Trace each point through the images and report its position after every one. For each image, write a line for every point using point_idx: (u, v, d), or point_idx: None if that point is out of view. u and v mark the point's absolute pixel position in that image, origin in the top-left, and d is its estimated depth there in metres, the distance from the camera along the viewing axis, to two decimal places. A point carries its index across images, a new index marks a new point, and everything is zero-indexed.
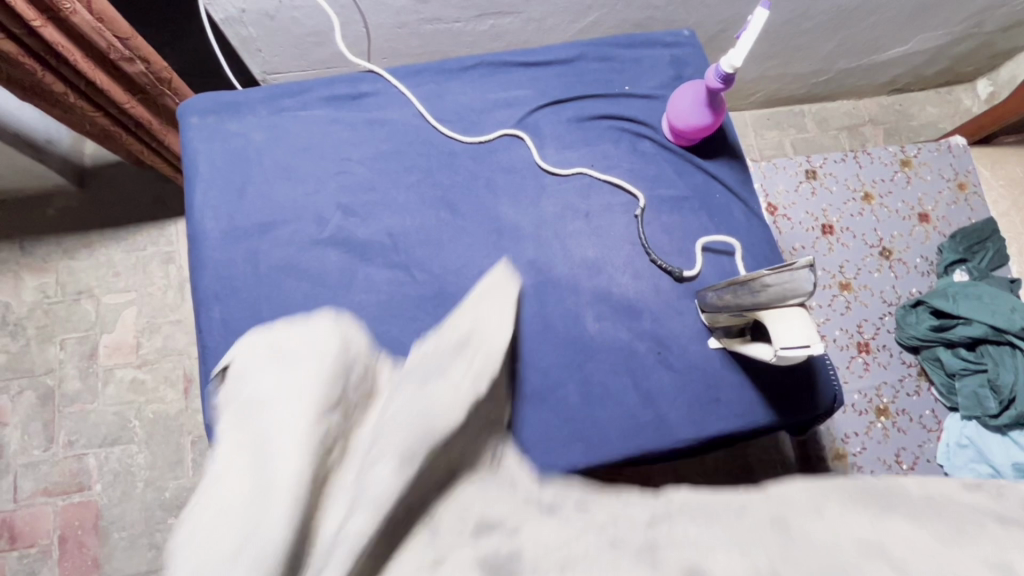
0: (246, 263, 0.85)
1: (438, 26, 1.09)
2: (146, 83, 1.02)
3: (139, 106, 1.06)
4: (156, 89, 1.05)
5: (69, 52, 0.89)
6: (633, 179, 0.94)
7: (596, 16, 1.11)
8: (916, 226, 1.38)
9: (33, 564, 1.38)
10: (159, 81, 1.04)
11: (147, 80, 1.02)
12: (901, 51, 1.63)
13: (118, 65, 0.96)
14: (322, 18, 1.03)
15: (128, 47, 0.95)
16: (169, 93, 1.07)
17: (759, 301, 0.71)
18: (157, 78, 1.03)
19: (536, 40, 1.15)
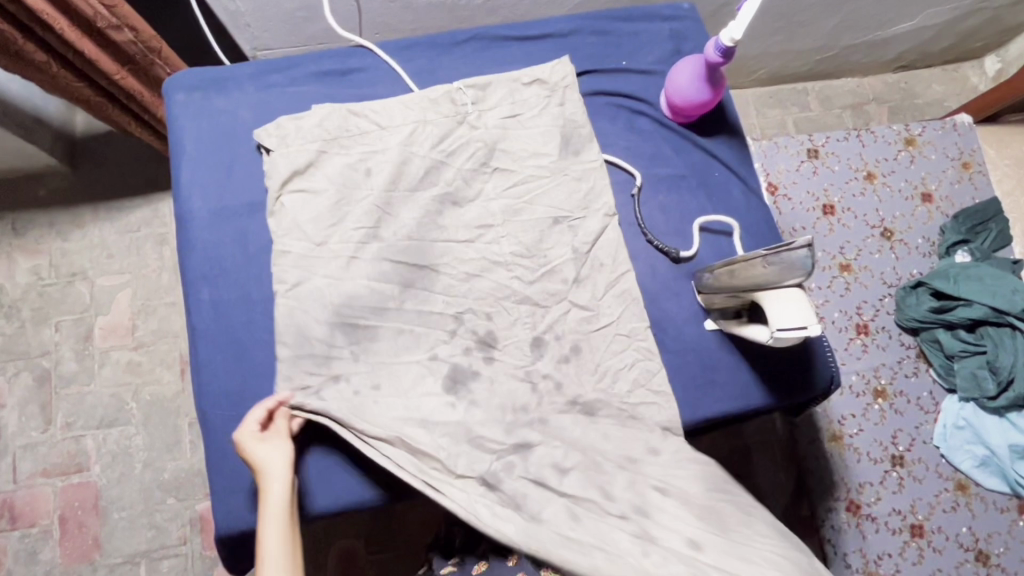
0: (235, 243, 0.83)
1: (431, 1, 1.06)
2: (135, 53, 1.00)
3: (129, 78, 1.04)
4: (146, 60, 1.02)
5: (55, 20, 0.87)
6: (630, 157, 0.91)
7: None
8: (919, 206, 1.36)
9: (34, 543, 1.40)
10: (149, 51, 1.01)
11: (137, 50, 0.99)
12: (908, 27, 1.59)
13: (105, 34, 0.94)
14: None
15: (114, 14, 0.92)
16: (159, 64, 1.05)
17: (756, 283, 0.71)
18: (146, 47, 1.01)
19: (533, 15, 1.12)
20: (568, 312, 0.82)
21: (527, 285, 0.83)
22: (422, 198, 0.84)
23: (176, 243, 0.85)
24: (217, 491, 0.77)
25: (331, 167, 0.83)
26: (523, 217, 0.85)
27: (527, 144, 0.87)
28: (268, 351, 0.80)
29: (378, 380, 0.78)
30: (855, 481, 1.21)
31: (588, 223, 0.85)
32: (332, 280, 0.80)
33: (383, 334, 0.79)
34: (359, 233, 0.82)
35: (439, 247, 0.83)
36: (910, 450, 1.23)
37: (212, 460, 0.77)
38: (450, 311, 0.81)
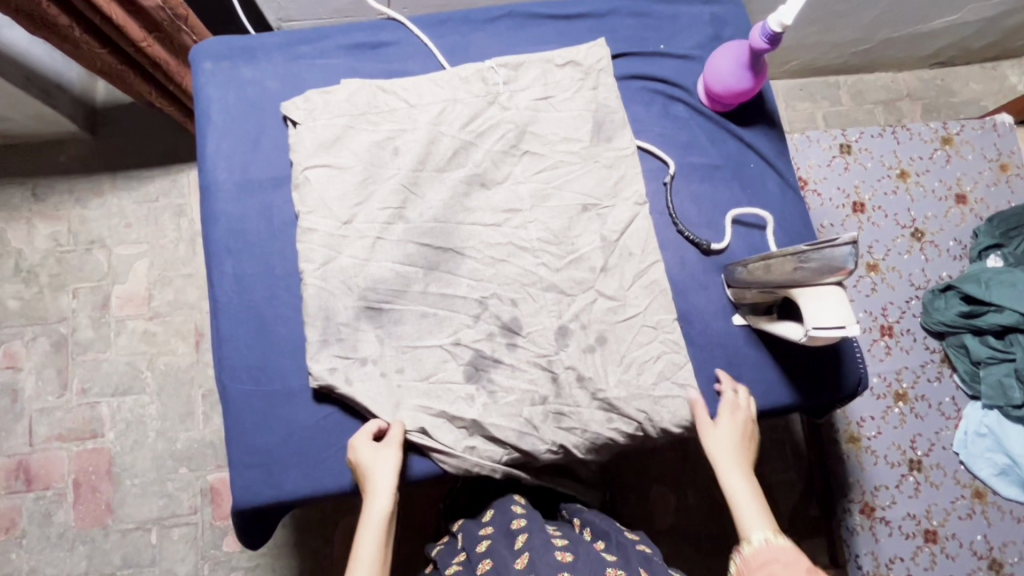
0: (260, 216, 0.82)
1: None
2: (162, 19, 0.97)
3: (155, 45, 1.02)
4: (173, 26, 1.00)
5: None
6: (664, 145, 0.88)
7: None
8: (953, 208, 1.32)
9: (49, 506, 1.42)
10: (176, 17, 0.99)
11: (164, 16, 0.97)
12: (950, 21, 1.54)
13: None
14: None
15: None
16: (186, 30, 1.03)
17: (792, 279, 0.69)
18: (174, 13, 0.98)
19: None
20: (594, 302, 0.80)
21: (553, 273, 0.81)
22: (450, 179, 0.82)
23: (200, 215, 0.84)
24: (235, 464, 0.77)
25: (358, 143, 0.82)
26: (551, 204, 0.83)
27: (558, 128, 0.85)
28: (291, 327, 0.79)
29: (401, 363, 0.77)
30: (870, 483, 1.19)
31: (617, 213, 0.83)
32: (356, 259, 0.79)
33: (406, 318, 0.78)
34: (386, 213, 0.80)
35: (465, 231, 0.81)
36: (928, 455, 1.21)
37: (231, 433, 0.77)
38: (475, 295, 0.80)
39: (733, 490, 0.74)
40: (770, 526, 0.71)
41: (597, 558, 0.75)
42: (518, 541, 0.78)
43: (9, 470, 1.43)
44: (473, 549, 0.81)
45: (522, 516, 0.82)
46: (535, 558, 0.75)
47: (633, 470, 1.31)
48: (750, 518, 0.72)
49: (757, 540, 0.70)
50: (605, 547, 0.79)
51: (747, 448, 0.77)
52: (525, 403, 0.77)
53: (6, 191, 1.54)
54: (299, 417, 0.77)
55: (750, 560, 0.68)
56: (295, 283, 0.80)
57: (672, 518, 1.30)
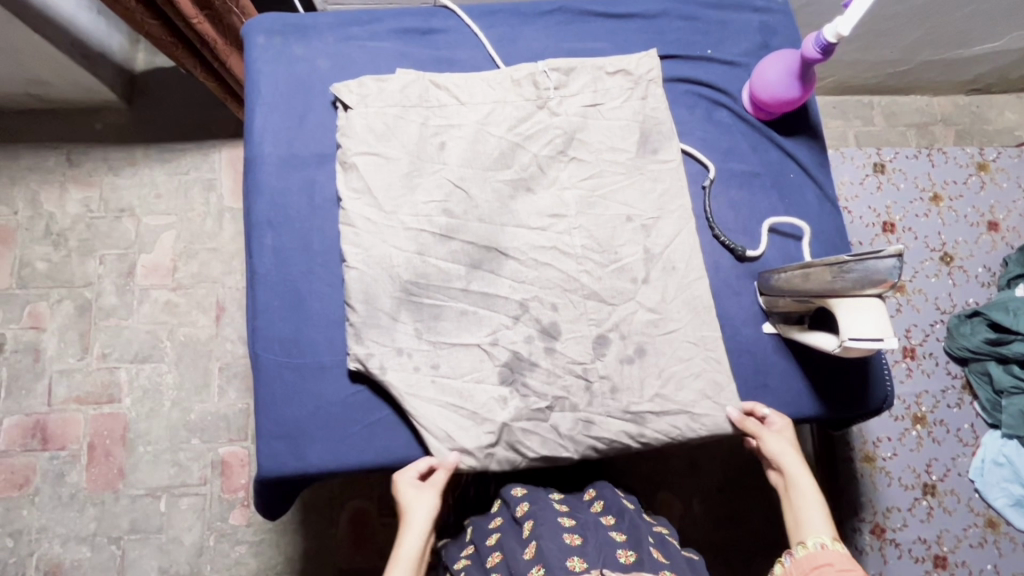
0: (303, 192, 0.83)
1: None
2: None
3: (206, 23, 1.03)
4: (225, 6, 1.03)
5: None
6: (706, 149, 0.89)
7: None
8: (984, 234, 1.31)
9: (62, 466, 1.44)
10: None
11: None
12: (992, 48, 1.53)
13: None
14: None
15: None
16: (236, 11, 1.05)
17: (831, 289, 0.69)
18: None
19: None
20: (635, 312, 0.81)
21: (594, 280, 0.81)
22: (495, 180, 0.83)
23: (243, 186, 0.85)
24: (263, 434, 0.78)
25: (407, 135, 0.83)
26: (596, 212, 0.83)
27: (606, 137, 0.86)
28: (327, 304, 0.81)
29: (436, 359, 0.78)
30: (882, 505, 1.19)
31: (661, 226, 0.83)
32: (400, 250, 0.80)
33: (445, 313, 0.79)
34: (430, 206, 0.81)
35: (509, 232, 0.82)
36: (943, 480, 1.20)
37: (260, 406, 0.78)
38: (516, 297, 0.80)
39: (796, 492, 0.76)
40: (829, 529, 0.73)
41: (607, 541, 0.76)
42: (525, 529, 0.79)
43: (26, 427, 1.45)
44: (482, 542, 0.81)
45: (524, 501, 0.83)
46: (542, 546, 0.74)
47: (641, 473, 1.31)
48: (811, 516, 0.74)
49: (816, 542, 0.71)
50: (614, 524, 0.80)
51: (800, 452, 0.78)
52: (556, 409, 0.78)
53: (41, 154, 1.57)
54: (327, 392, 0.78)
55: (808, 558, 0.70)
56: (333, 260, 0.82)
57: (677, 524, 1.29)
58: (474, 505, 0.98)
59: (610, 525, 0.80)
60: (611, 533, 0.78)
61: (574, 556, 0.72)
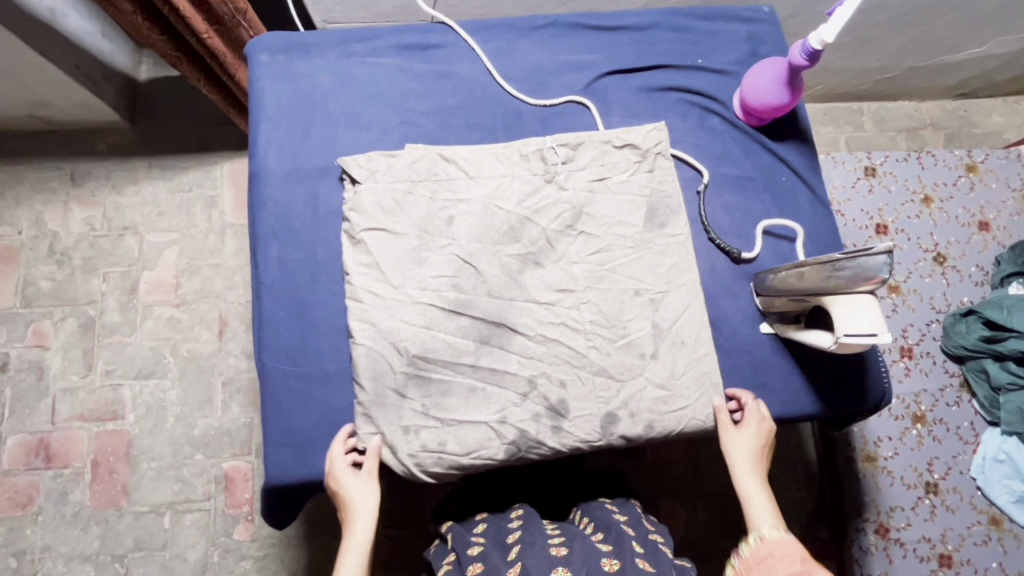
0: (306, 205, 0.85)
1: None
2: (224, 13, 1.03)
3: (215, 38, 1.07)
4: (233, 20, 1.05)
5: None
6: (699, 155, 0.91)
7: None
8: (975, 234, 1.34)
9: (65, 484, 1.44)
10: (237, 12, 1.04)
11: (226, 10, 1.02)
12: (976, 54, 1.57)
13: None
14: None
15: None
16: (244, 25, 1.07)
17: (824, 288, 0.70)
18: (235, 8, 1.03)
19: (602, 7, 1.17)
20: (643, 390, 0.79)
21: (603, 357, 0.80)
22: (504, 254, 0.82)
23: (249, 199, 0.87)
24: (270, 443, 0.78)
25: (416, 210, 0.82)
26: (604, 286, 0.82)
27: (613, 212, 0.84)
28: (331, 313, 0.82)
29: (444, 437, 0.77)
30: (886, 504, 1.19)
31: (671, 300, 0.82)
32: (408, 324, 0.79)
33: (454, 389, 0.78)
34: (439, 281, 0.80)
35: (518, 307, 0.80)
36: (945, 478, 1.21)
37: (267, 415, 0.79)
38: (525, 373, 0.79)
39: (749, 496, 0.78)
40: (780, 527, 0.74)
41: (592, 551, 0.76)
42: (511, 551, 0.77)
43: (30, 446, 1.46)
44: (463, 553, 0.80)
45: (517, 530, 0.83)
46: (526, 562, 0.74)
47: (644, 477, 1.32)
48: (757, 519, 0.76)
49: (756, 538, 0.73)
50: (602, 538, 0.81)
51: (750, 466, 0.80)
52: None
53: (45, 174, 1.59)
54: (332, 400, 0.80)
55: (754, 553, 0.71)
56: (337, 271, 0.83)
57: (681, 530, 1.30)
58: (450, 507, 0.95)
59: (598, 539, 0.81)
60: (597, 543, 0.79)
61: (557, 565, 0.73)
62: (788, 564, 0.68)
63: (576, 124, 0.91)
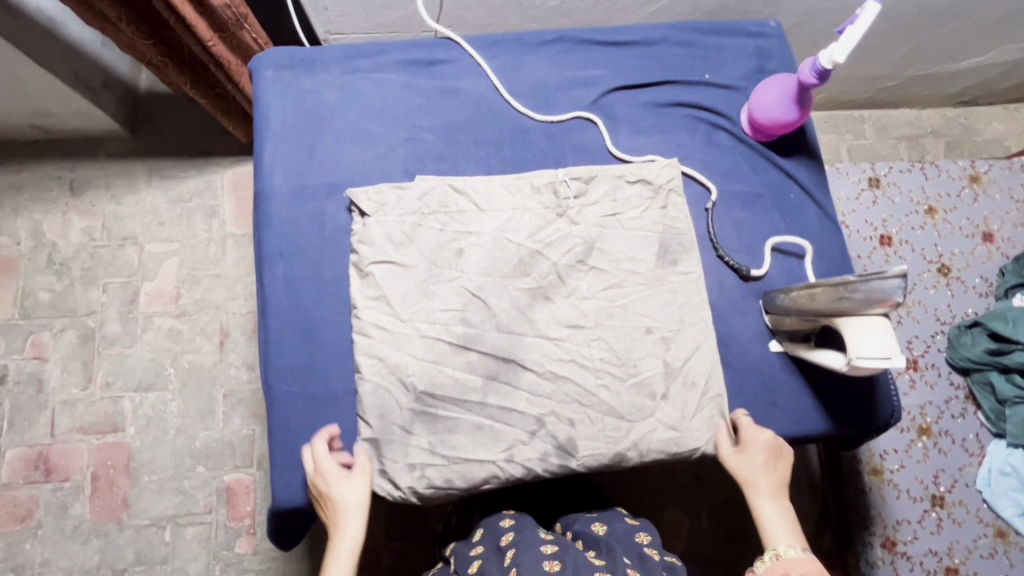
0: (313, 223, 0.84)
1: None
2: (227, 18, 1.03)
3: (219, 45, 1.07)
4: (236, 25, 1.05)
5: None
6: (707, 171, 0.90)
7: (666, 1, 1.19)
8: (979, 245, 1.34)
9: (65, 497, 1.43)
10: (239, 17, 1.05)
11: (229, 15, 1.02)
12: (977, 62, 1.57)
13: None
14: None
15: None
16: (247, 28, 1.08)
17: (837, 311, 0.69)
18: (237, 13, 1.03)
19: (604, 20, 1.23)
20: (654, 431, 0.81)
21: (614, 396, 0.81)
22: (513, 288, 0.83)
23: (254, 216, 0.86)
24: (277, 466, 0.78)
25: (426, 242, 0.83)
26: (616, 322, 0.83)
27: (625, 248, 0.85)
28: (338, 332, 0.81)
29: (451, 474, 0.77)
30: (892, 517, 1.19)
31: (682, 338, 0.83)
32: (416, 359, 0.80)
33: (461, 426, 0.79)
34: (447, 314, 0.81)
35: (527, 342, 0.81)
36: (951, 491, 1.21)
37: (275, 437, 0.79)
38: (533, 411, 0.80)
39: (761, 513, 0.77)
40: (797, 542, 0.75)
41: (584, 563, 0.77)
42: (507, 557, 0.80)
43: (29, 459, 1.44)
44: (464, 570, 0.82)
45: (510, 531, 0.85)
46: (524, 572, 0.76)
47: (647, 487, 1.31)
48: (773, 533, 0.76)
49: (771, 556, 0.73)
50: (595, 554, 0.81)
51: (768, 476, 0.78)
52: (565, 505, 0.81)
53: (43, 184, 1.58)
54: (340, 421, 0.79)
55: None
56: (345, 290, 0.83)
57: (684, 541, 1.29)
58: (456, 531, 0.98)
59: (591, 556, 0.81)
60: (590, 559, 0.79)
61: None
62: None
63: (584, 140, 0.91)
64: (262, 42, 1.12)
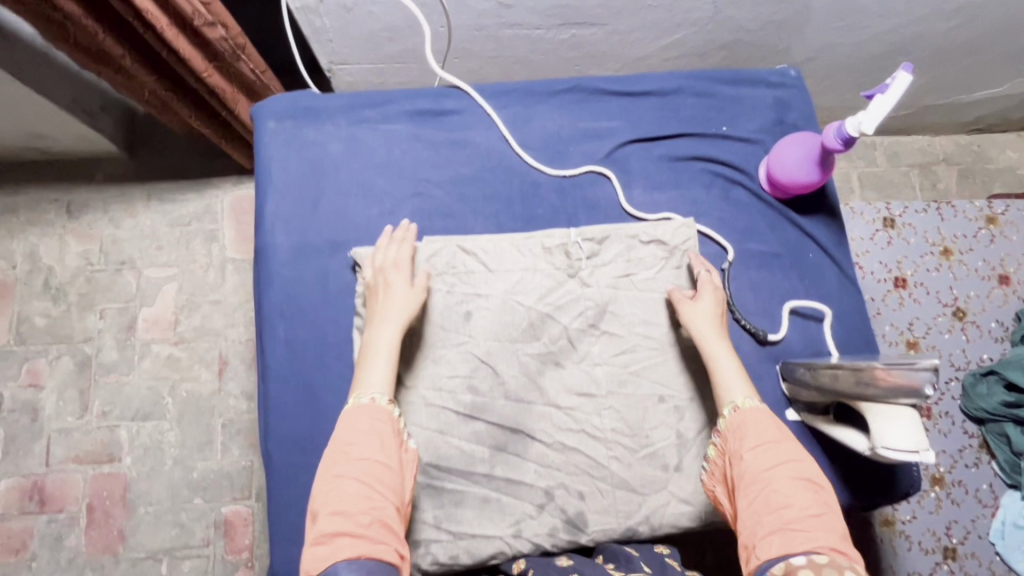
0: (316, 282, 0.82)
1: (518, 31, 1.11)
2: (224, 50, 0.94)
3: (216, 76, 0.99)
4: (234, 57, 0.97)
5: (157, 20, 0.83)
6: (722, 229, 0.88)
7: (681, 34, 1.15)
8: (995, 288, 1.31)
9: (60, 529, 1.40)
10: (237, 49, 0.96)
11: (226, 47, 0.94)
12: (993, 93, 1.53)
13: (200, 32, 0.89)
14: (400, 14, 1.05)
15: (210, 11, 0.87)
16: (245, 60, 0.99)
17: (861, 396, 0.66)
18: (235, 44, 0.95)
19: (616, 52, 1.19)
20: (666, 504, 0.78)
21: (625, 468, 0.78)
22: (523, 353, 0.80)
23: (254, 275, 0.83)
24: (276, 539, 0.75)
25: (432, 304, 0.80)
26: (627, 391, 0.80)
27: (638, 310, 0.82)
28: (341, 399, 0.78)
29: (456, 550, 0.75)
30: (903, 570, 1.17)
31: (696, 409, 0.80)
32: (421, 429, 0.77)
33: (467, 499, 0.76)
34: (454, 381, 0.78)
35: (536, 411, 0.79)
36: (963, 543, 1.18)
37: (275, 505, 0.76)
38: (542, 483, 0.77)
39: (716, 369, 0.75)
40: (752, 392, 0.74)
41: None
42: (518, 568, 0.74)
43: (23, 489, 1.42)
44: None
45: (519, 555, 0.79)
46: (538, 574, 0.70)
47: None
48: (731, 385, 0.74)
49: (730, 410, 0.73)
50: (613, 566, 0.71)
51: (723, 336, 0.77)
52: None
53: (40, 205, 1.55)
54: None
55: (730, 428, 0.72)
56: (348, 355, 0.80)
57: None
58: None
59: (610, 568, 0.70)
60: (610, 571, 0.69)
61: None
62: (763, 433, 0.69)
63: (597, 195, 0.87)
64: (259, 71, 1.05)
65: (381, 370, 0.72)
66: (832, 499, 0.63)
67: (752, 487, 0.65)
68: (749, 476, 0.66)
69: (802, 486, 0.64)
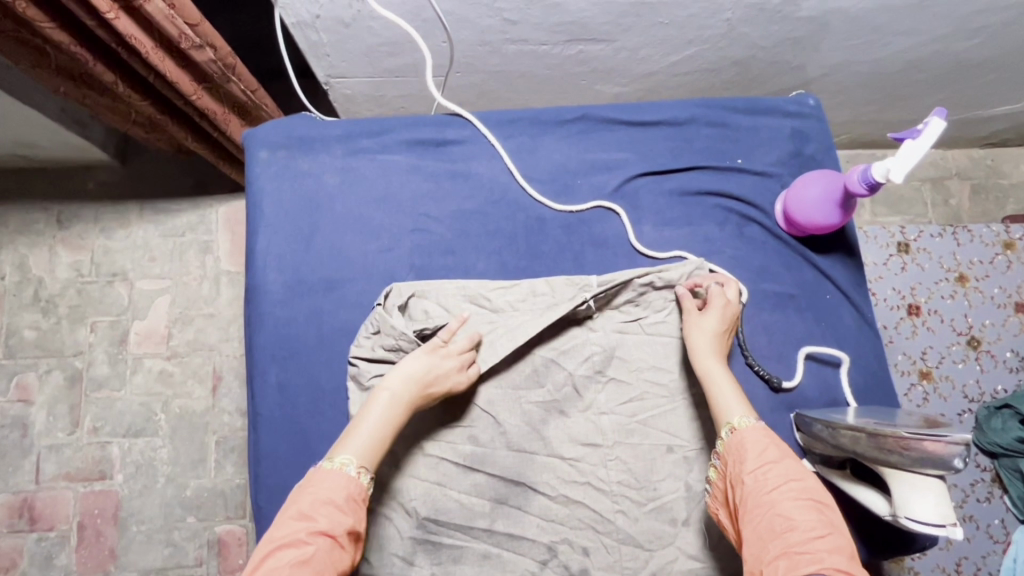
0: (309, 323, 0.78)
1: (523, 47, 1.06)
2: (213, 72, 0.88)
3: (205, 97, 0.93)
4: (223, 78, 0.90)
5: (141, 44, 0.78)
6: (736, 268, 0.84)
7: (692, 51, 1.09)
8: (1011, 316, 1.27)
9: (50, 548, 1.37)
10: (226, 69, 0.90)
11: (215, 68, 0.88)
12: (1011, 109, 1.48)
13: (186, 53, 0.83)
14: (399, 30, 1.00)
15: (198, 33, 0.81)
16: (235, 79, 0.93)
17: (882, 463, 0.63)
18: (224, 64, 0.89)
19: (625, 69, 1.14)
20: (673, 561, 0.74)
21: (631, 523, 0.75)
22: (526, 401, 0.77)
23: (245, 315, 0.80)
24: None
25: None
26: (635, 441, 0.77)
27: (646, 355, 0.79)
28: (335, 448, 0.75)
29: None
30: None
31: (706, 460, 0.76)
32: (419, 480, 0.74)
33: (467, 555, 0.73)
34: (454, 431, 0.76)
35: (539, 462, 0.75)
36: None
37: None
38: (544, 538, 0.74)
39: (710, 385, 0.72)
40: (750, 411, 0.69)
41: None
42: None
43: (13, 507, 1.39)
44: None
45: None
46: None
47: None
48: (728, 404, 0.70)
49: (728, 431, 0.68)
50: None
51: (722, 358, 0.73)
52: None
53: (30, 214, 1.50)
54: None
55: (728, 451, 0.67)
56: (342, 401, 0.76)
57: None
58: None
59: None
60: None
61: None
62: (763, 453, 0.64)
63: (606, 231, 0.83)
64: (251, 89, 0.98)
65: (370, 439, 0.66)
66: (837, 520, 0.59)
67: (757, 513, 0.61)
68: (754, 500, 0.61)
69: (807, 508, 0.59)
